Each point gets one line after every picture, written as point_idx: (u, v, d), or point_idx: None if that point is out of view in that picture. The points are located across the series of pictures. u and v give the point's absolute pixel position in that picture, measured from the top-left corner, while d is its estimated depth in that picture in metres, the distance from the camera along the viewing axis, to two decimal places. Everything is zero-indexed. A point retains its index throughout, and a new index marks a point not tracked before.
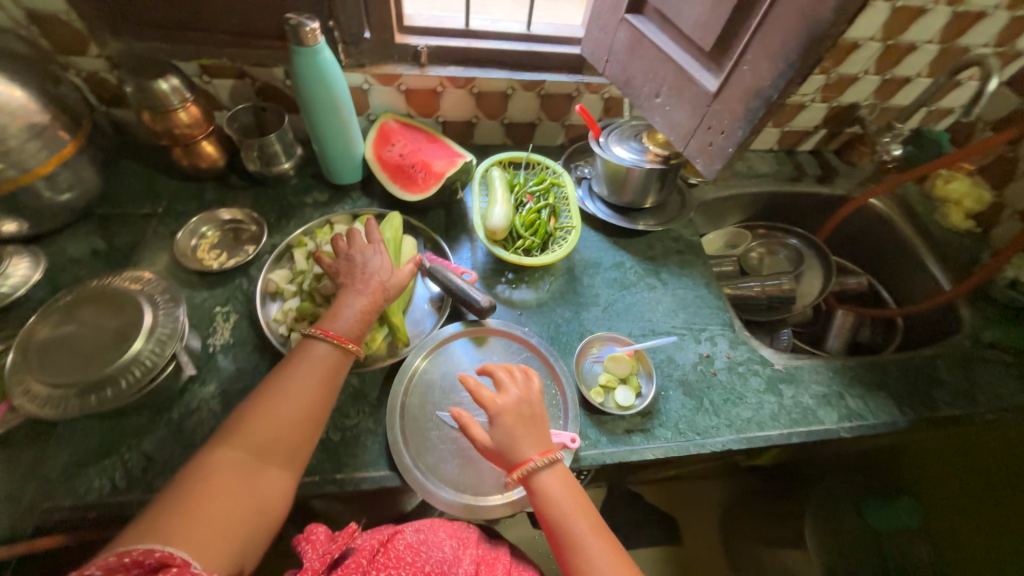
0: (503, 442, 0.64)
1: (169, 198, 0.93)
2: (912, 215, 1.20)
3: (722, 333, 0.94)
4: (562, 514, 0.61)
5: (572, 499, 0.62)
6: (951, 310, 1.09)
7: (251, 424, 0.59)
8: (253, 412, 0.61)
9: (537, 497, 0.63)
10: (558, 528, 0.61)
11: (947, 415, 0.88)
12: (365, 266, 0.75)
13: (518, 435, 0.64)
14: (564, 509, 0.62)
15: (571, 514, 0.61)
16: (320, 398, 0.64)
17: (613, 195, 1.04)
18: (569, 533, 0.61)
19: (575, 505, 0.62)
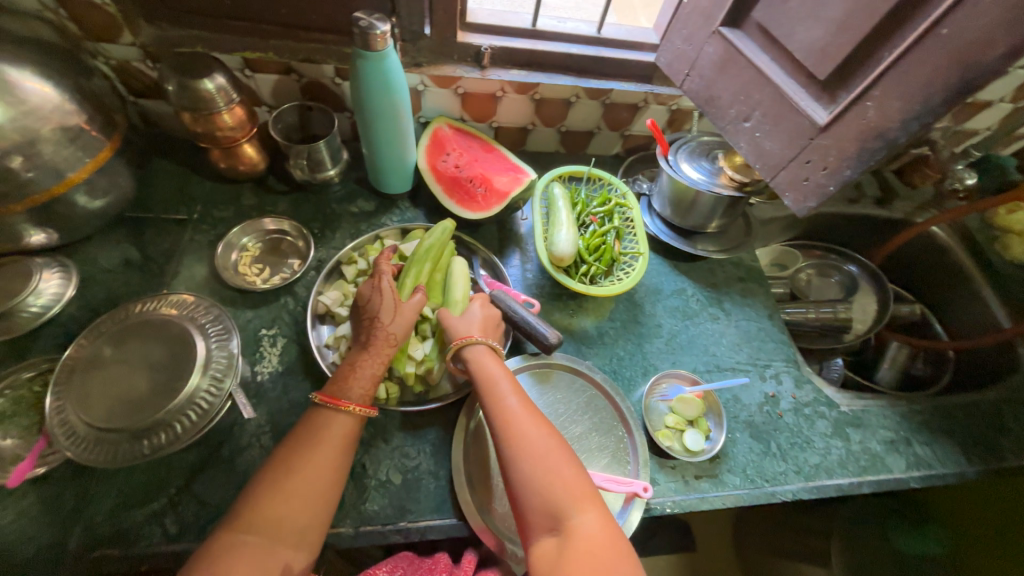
0: (454, 319, 0.71)
1: (204, 203, 0.86)
2: (973, 245, 1.16)
3: (788, 370, 0.90)
4: (498, 384, 0.65)
5: (506, 372, 0.67)
6: (1008, 348, 1.05)
7: (266, 499, 0.55)
8: (269, 491, 0.56)
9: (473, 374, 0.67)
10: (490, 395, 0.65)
11: (1014, 466, 0.87)
12: (370, 313, 0.68)
13: (475, 329, 0.70)
14: (493, 375, 0.66)
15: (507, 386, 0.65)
16: (336, 470, 0.59)
17: (676, 216, 0.98)
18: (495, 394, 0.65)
19: (510, 384, 0.66)
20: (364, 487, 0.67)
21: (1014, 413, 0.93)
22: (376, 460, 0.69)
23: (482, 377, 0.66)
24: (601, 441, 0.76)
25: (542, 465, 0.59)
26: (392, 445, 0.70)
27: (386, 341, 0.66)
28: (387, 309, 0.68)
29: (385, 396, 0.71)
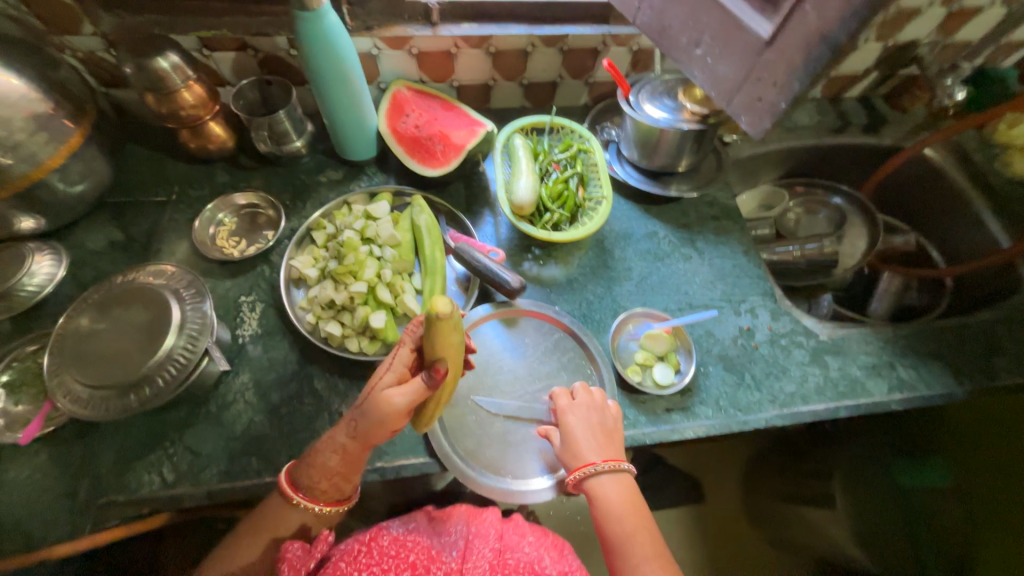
0: (574, 440, 0.68)
1: (181, 184, 0.90)
2: (970, 165, 1.11)
3: (763, 304, 0.89)
4: (631, 547, 0.63)
5: (637, 526, 0.64)
6: (1010, 268, 1.02)
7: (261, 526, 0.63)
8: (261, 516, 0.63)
9: (598, 509, 0.66)
10: (622, 558, 0.63)
11: (1007, 384, 0.84)
12: (356, 411, 0.61)
13: (596, 455, 0.67)
14: (619, 515, 0.65)
15: (642, 551, 0.63)
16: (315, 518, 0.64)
17: (644, 159, 0.97)
18: (620, 535, 0.64)
19: (634, 525, 0.64)
20: None
21: (1010, 331, 0.90)
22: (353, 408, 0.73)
23: (614, 531, 0.64)
24: (569, 380, 0.78)
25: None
26: None
27: (363, 446, 0.63)
28: (373, 424, 0.59)
29: (359, 350, 0.76)
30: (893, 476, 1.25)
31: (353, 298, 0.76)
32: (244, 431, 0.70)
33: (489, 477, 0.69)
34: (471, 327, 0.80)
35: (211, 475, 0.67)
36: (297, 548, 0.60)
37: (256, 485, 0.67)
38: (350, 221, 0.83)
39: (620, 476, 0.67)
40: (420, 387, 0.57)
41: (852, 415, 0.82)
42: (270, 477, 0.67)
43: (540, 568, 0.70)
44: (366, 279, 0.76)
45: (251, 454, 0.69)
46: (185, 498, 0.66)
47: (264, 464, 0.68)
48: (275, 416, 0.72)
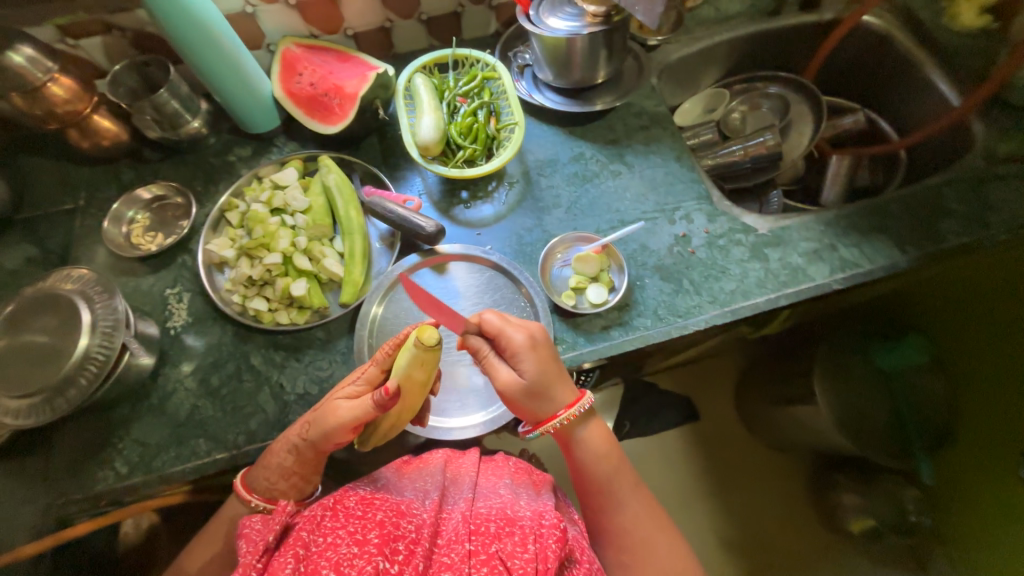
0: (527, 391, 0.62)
1: (87, 188, 0.88)
2: (914, 25, 1.04)
3: (699, 208, 0.86)
4: (614, 488, 0.65)
5: (614, 466, 0.65)
6: (962, 128, 0.96)
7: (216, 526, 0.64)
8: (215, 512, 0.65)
9: (577, 456, 0.66)
10: (607, 497, 0.65)
11: (954, 246, 0.82)
12: (310, 419, 0.62)
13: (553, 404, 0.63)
14: (596, 460, 0.65)
15: (622, 488, 0.65)
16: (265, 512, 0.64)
17: (560, 77, 0.91)
18: (597, 477, 0.65)
19: (611, 466, 0.65)
20: (286, 403, 0.72)
21: (957, 192, 0.86)
22: (292, 378, 0.73)
23: (595, 475, 0.65)
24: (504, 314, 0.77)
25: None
26: (304, 363, 0.74)
27: (315, 452, 0.61)
28: (324, 432, 0.60)
29: (291, 321, 0.76)
30: (873, 361, 1.13)
31: (270, 270, 0.76)
32: (188, 417, 0.71)
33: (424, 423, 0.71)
34: (397, 281, 0.78)
35: (163, 461, 0.68)
36: (255, 522, 0.56)
37: (208, 463, 0.68)
38: (258, 195, 0.82)
39: (592, 426, 0.65)
40: (368, 404, 0.58)
41: (797, 303, 0.81)
42: (220, 454, 0.68)
43: (516, 510, 0.59)
44: (281, 249, 0.76)
45: (199, 437, 0.70)
46: (141, 487, 0.67)
47: (212, 443, 0.69)
48: (217, 398, 0.72)
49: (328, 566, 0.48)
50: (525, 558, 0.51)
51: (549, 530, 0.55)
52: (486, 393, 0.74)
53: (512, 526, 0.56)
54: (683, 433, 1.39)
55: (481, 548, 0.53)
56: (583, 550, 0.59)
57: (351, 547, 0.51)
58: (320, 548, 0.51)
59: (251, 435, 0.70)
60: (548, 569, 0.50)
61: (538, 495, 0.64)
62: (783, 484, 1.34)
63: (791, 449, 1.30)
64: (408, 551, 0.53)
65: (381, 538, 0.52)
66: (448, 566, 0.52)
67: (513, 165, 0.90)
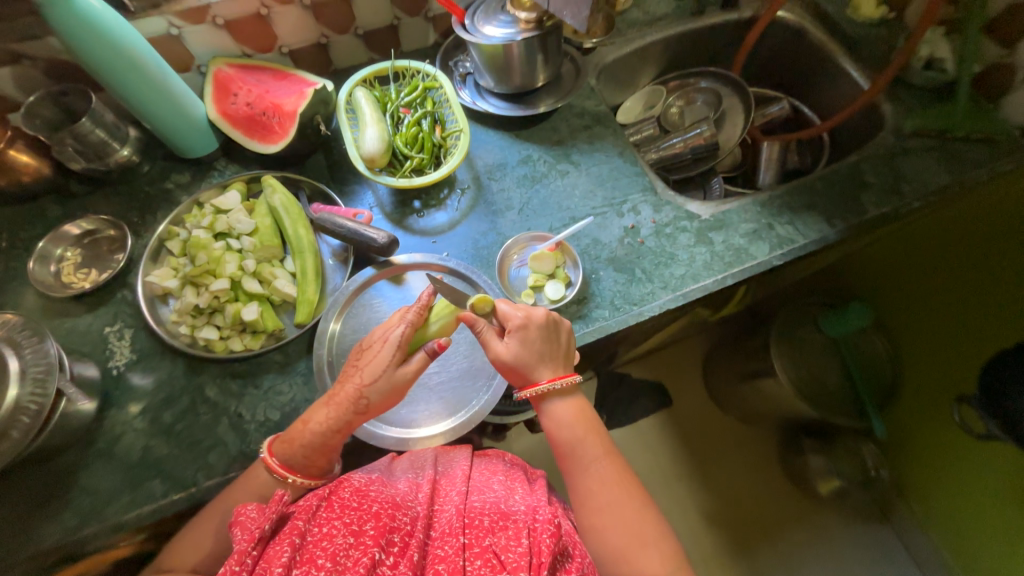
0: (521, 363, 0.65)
1: (8, 228, 0.82)
2: (823, 17, 1.13)
3: (645, 199, 0.90)
4: (579, 451, 0.65)
5: (587, 431, 0.66)
6: (873, 109, 1.05)
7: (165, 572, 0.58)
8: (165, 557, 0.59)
9: (548, 422, 0.67)
10: (574, 460, 0.66)
11: (875, 216, 0.89)
12: (358, 384, 0.62)
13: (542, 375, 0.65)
14: (569, 425, 0.66)
15: (588, 453, 0.65)
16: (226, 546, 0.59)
17: (501, 83, 0.93)
18: (568, 441, 0.66)
19: (582, 429, 0.66)
20: (246, 431, 0.69)
21: (873, 167, 0.94)
22: (251, 405, 0.71)
23: (563, 437, 0.66)
24: None
25: (627, 547, 0.60)
26: (263, 389, 0.72)
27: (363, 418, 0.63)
28: (383, 391, 0.62)
29: (245, 348, 0.74)
30: (823, 330, 1.21)
31: (218, 296, 0.73)
32: (139, 459, 0.67)
33: (390, 433, 0.70)
34: (354, 296, 0.77)
35: (115, 510, 0.64)
36: (250, 510, 0.52)
37: (165, 505, 0.64)
38: (199, 221, 0.79)
39: (559, 394, 0.67)
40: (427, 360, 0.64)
41: (742, 282, 0.85)
42: (177, 494, 0.65)
43: (510, 505, 0.60)
44: (227, 275, 0.74)
45: (153, 479, 0.66)
46: (91, 541, 0.63)
47: (168, 484, 0.66)
48: (170, 435, 0.69)
49: (324, 557, 0.48)
50: (520, 554, 0.52)
51: (544, 525, 0.55)
52: (452, 398, 0.73)
53: (507, 521, 0.57)
54: (659, 419, 1.43)
55: (475, 541, 0.53)
56: (574, 543, 0.57)
57: (347, 538, 0.51)
58: (315, 538, 0.50)
59: (211, 471, 0.66)
60: (542, 563, 0.51)
61: (533, 491, 0.64)
62: (756, 456, 1.39)
63: (760, 422, 1.36)
64: (403, 543, 0.54)
65: (378, 529, 0.52)
66: (442, 559, 0.52)
67: (464, 171, 0.91)
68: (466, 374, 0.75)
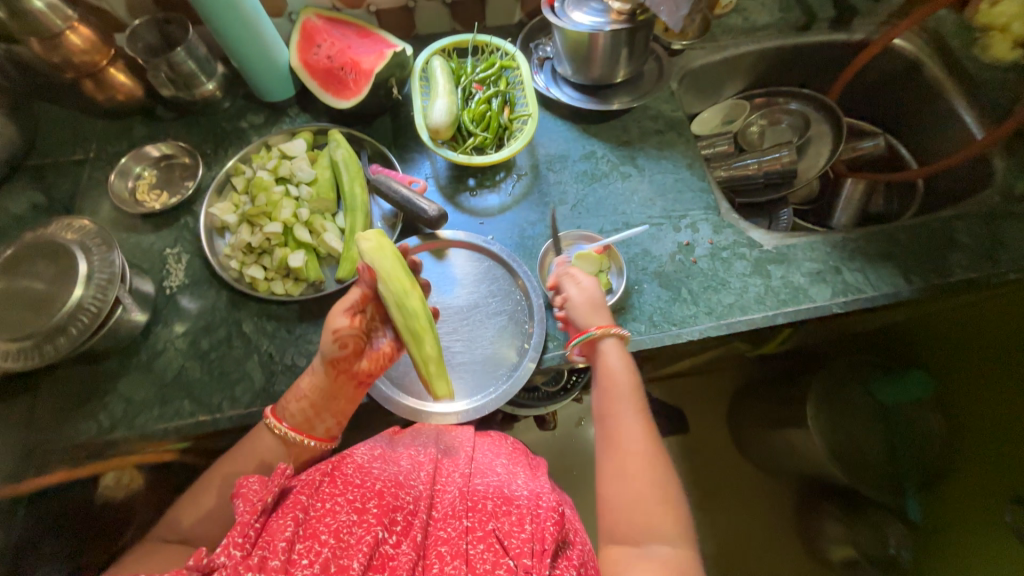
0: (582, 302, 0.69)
1: (98, 141, 0.88)
2: (945, 53, 1.02)
3: (705, 218, 0.85)
4: (624, 394, 0.64)
5: (632, 389, 0.64)
6: (982, 162, 0.94)
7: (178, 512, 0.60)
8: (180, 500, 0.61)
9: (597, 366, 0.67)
10: (614, 403, 0.64)
11: (960, 280, 0.81)
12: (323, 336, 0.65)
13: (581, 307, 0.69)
14: (616, 377, 0.65)
15: (630, 400, 0.63)
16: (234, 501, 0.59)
17: (579, 73, 0.90)
18: (611, 391, 0.64)
19: (628, 383, 0.64)
20: (272, 371, 0.72)
21: (970, 226, 0.84)
22: (281, 347, 0.73)
23: (608, 386, 0.65)
24: (498, 304, 0.77)
25: (647, 502, 0.56)
26: (295, 335, 0.74)
27: (326, 367, 0.61)
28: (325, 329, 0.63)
29: (285, 292, 0.76)
30: (874, 396, 1.12)
31: (269, 239, 0.76)
32: (175, 377, 0.71)
33: (404, 404, 0.71)
34: None
35: (146, 418, 0.69)
36: (253, 481, 0.50)
37: (189, 425, 0.68)
38: (265, 163, 0.82)
39: (616, 338, 0.67)
40: (354, 292, 0.64)
41: (794, 323, 0.80)
42: (202, 416, 0.69)
43: (512, 490, 0.59)
44: (281, 219, 0.76)
45: (183, 398, 0.70)
46: (122, 442, 0.68)
47: (196, 405, 0.69)
48: (205, 361, 0.72)
49: (327, 533, 0.48)
50: (523, 539, 0.51)
51: (548, 512, 0.55)
52: (471, 381, 0.73)
53: (510, 506, 0.56)
54: (671, 444, 1.39)
55: (478, 525, 0.53)
56: (574, 532, 0.57)
57: (350, 515, 0.50)
58: (318, 513, 0.50)
59: (235, 401, 0.70)
60: (545, 550, 0.50)
61: (534, 479, 0.64)
62: (766, 505, 1.33)
63: (779, 471, 1.29)
64: (406, 522, 0.53)
65: (381, 508, 0.52)
66: (444, 541, 0.52)
67: (524, 157, 0.90)
68: (489, 359, 0.74)
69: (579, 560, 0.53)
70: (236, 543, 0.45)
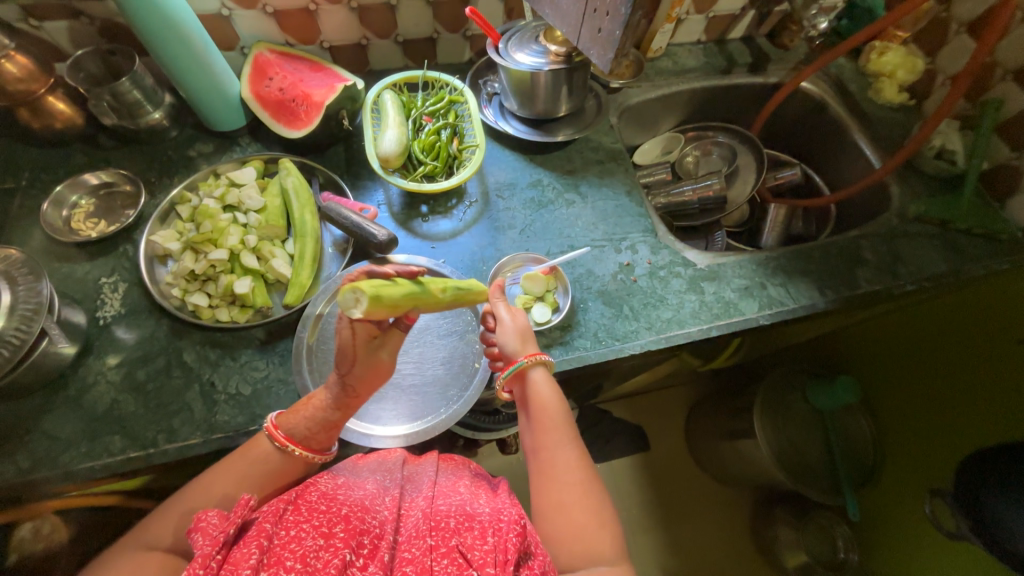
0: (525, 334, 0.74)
1: (31, 169, 0.85)
2: (844, 95, 1.16)
3: (644, 240, 0.91)
4: (556, 423, 0.67)
5: (562, 413, 0.68)
6: (882, 188, 1.07)
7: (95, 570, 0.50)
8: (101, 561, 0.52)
9: (528, 399, 0.68)
10: (548, 435, 0.66)
11: (868, 292, 0.90)
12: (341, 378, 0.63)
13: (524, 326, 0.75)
14: (548, 407, 0.67)
15: (561, 430, 0.66)
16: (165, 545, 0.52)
17: (524, 108, 0.96)
18: (544, 420, 0.67)
19: (559, 409, 0.68)
20: (214, 401, 0.70)
21: (873, 244, 0.95)
22: (224, 376, 0.72)
23: (540, 416, 0.67)
24: (449, 325, 0.80)
25: (585, 522, 0.60)
26: (240, 362, 0.73)
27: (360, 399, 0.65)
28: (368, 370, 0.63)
29: (231, 319, 0.75)
30: (809, 401, 1.22)
31: (214, 266, 0.75)
32: (106, 411, 0.68)
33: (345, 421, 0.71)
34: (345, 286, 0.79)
35: (70, 458, 0.64)
36: (212, 515, 0.49)
37: (120, 462, 0.65)
38: (212, 191, 0.81)
39: (545, 367, 0.70)
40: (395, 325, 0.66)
41: (727, 335, 0.86)
42: (135, 452, 0.65)
43: (475, 507, 0.59)
44: (228, 246, 0.76)
45: (115, 433, 0.66)
46: (41, 484, 0.63)
47: (128, 441, 0.66)
48: (140, 393, 0.69)
49: (293, 558, 0.46)
50: (485, 550, 0.50)
51: (509, 524, 0.54)
52: (420, 404, 0.74)
53: (472, 522, 0.56)
54: (631, 461, 1.42)
55: (442, 542, 0.52)
56: (537, 544, 0.56)
57: (317, 540, 0.49)
58: (282, 540, 0.48)
59: (173, 434, 0.67)
60: (508, 559, 0.49)
61: (496, 497, 0.64)
62: (723, 516, 1.37)
63: (733, 481, 1.34)
64: (372, 546, 0.52)
65: (347, 532, 0.51)
66: (410, 560, 0.50)
67: (474, 185, 0.94)
68: (441, 379, 0.75)
69: (541, 570, 0.51)
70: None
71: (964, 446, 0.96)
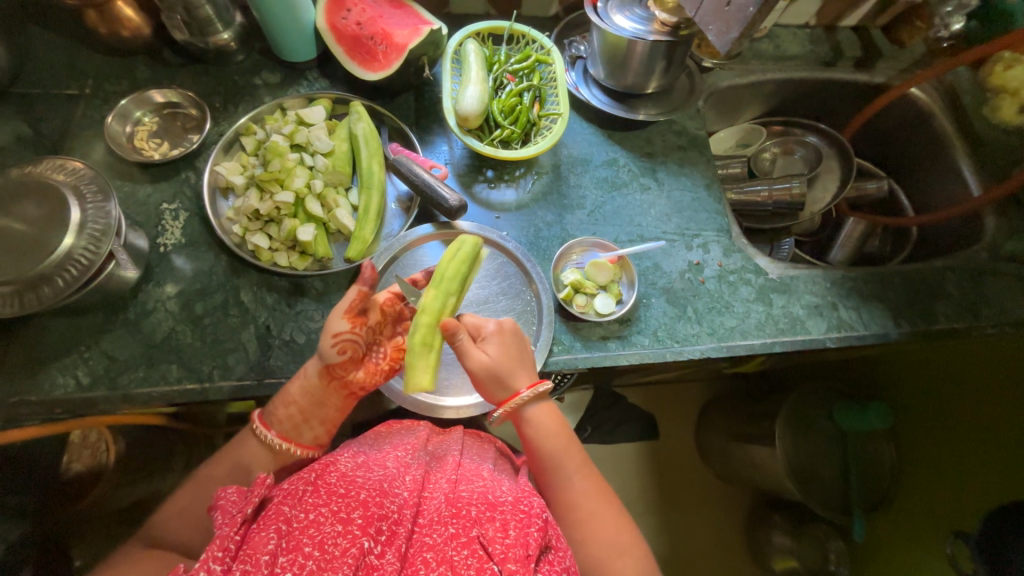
0: (488, 375, 0.63)
1: (95, 76, 0.82)
2: (955, 108, 1.06)
3: (717, 239, 0.86)
4: (556, 456, 0.63)
5: (564, 442, 0.64)
6: (975, 219, 0.99)
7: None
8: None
9: (529, 435, 0.64)
10: (554, 470, 0.63)
11: (944, 328, 0.85)
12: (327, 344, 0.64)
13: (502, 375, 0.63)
14: (548, 441, 0.64)
15: (563, 461, 0.63)
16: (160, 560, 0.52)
17: (612, 78, 0.89)
18: (545, 454, 0.63)
19: (560, 439, 0.64)
20: (269, 345, 0.69)
21: (958, 279, 0.89)
22: (280, 322, 0.71)
23: (540, 450, 0.64)
24: (508, 303, 0.77)
25: (606, 553, 0.58)
26: (295, 310, 0.72)
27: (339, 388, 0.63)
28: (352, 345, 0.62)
29: (289, 265, 0.73)
30: (834, 420, 1.18)
31: (279, 208, 0.72)
32: (163, 340, 0.68)
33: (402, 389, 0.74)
34: (408, 248, 0.76)
35: (129, 380, 0.65)
36: (232, 492, 0.51)
37: (177, 391, 0.65)
38: (279, 126, 0.78)
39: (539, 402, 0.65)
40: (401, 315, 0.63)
41: (788, 352, 0.82)
42: (191, 384, 0.66)
43: (497, 495, 0.58)
44: (294, 189, 0.73)
45: (171, 362, 0.67)
46: (101, 401, 0.64)
47: (185, 372, 0.66)
48: (197, 327, 0.69)
49: (311, 545, 0.46)
50: (507, 544, 0.50)
51: (530, 518, 0.54)
52: None
53: (493, 512, 0.55)
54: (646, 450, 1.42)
55: (462, 531, 0.51)
56: (558, 536, 0.56)
57: (335, 525, 0.48)
58: (302, 524, 0.48)
59: (227, 372, 0.67)
60: (530, 555, 0.49)
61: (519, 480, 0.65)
62: (723, 513, 1.39)
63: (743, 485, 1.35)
64: (391, 532, 0.51)
65: (365, 518, 0.49)
66: (430, 547, 0.49)
67: (546, 155, 0.88)
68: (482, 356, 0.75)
69: (561, 566, 0.52)
70: (216, 557, 0.44)
71: (996, 495, 0.95)
